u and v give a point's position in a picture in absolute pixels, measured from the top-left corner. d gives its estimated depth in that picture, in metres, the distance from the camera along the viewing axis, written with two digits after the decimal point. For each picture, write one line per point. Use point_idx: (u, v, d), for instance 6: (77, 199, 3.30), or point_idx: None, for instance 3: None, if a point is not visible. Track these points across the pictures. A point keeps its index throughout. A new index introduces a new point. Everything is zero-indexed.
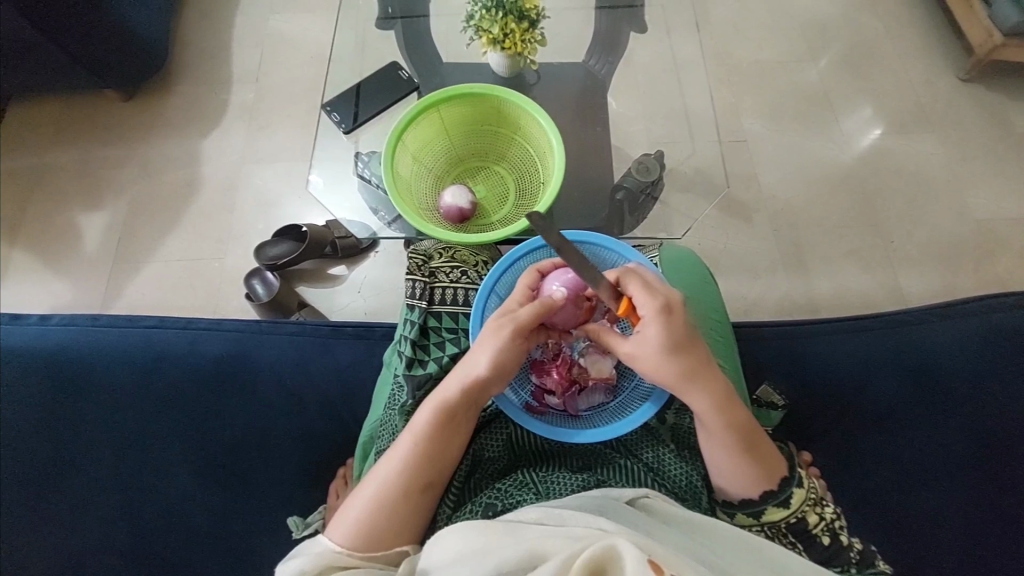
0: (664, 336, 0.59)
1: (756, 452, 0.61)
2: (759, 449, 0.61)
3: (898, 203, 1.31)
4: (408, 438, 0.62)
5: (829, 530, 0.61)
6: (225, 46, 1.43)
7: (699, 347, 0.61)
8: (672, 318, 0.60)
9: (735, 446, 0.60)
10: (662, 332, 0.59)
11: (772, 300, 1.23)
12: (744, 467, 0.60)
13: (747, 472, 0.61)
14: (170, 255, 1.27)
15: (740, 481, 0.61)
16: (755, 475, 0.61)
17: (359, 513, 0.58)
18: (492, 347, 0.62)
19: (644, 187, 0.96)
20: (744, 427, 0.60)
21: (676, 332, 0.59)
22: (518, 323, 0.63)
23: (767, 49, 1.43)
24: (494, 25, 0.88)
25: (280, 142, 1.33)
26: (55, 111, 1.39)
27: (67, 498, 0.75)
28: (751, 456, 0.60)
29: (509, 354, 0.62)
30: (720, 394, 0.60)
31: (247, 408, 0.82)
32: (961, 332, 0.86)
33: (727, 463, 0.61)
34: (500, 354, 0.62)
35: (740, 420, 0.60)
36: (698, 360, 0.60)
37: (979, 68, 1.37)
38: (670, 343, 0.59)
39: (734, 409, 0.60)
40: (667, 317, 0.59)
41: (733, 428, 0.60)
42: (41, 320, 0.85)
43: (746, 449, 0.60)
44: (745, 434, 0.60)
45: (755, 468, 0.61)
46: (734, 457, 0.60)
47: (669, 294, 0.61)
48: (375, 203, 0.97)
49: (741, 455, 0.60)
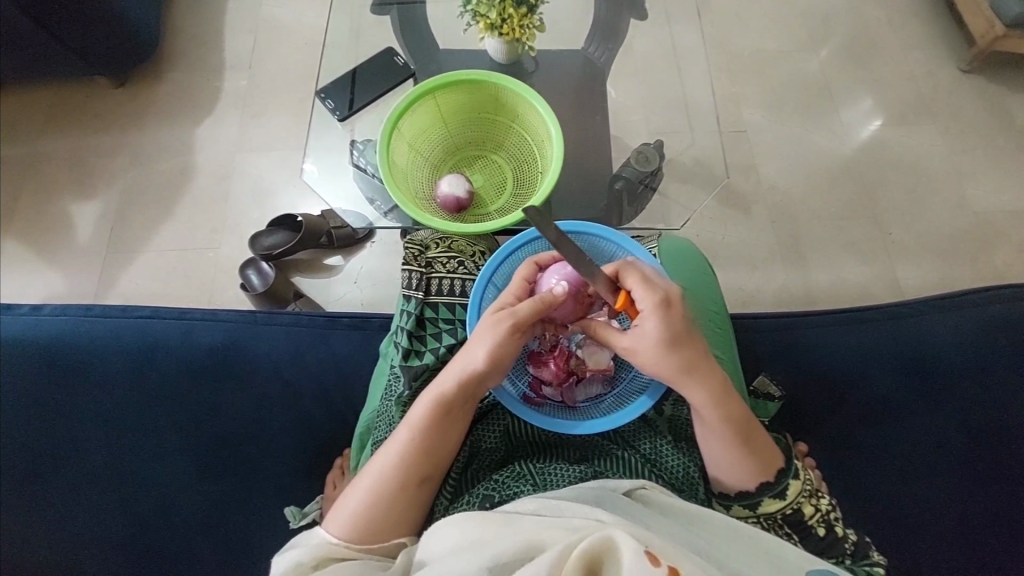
0: (663, 331, 0.58)
1: (753, 445, 0.60)
2: (756, 442, 0.61)
3: (897, 194, 1.30)
4: (403, 432, 0.61)
5: (824, 522, 0.61)
6: (218, 32, 1.41)
7: (698, 340, 0.60)
8: (671, 312, 0.59)
9: (732, 439, 0.60)
10: (661, 327, 0.58)
11: (770, 291, 1.23)
12: (741, 459, 0.60)
13: (744, 465, 0.60)
14: (164, 245, 1.26)
15: (737, 475, 0.61)
16: (752, 467, 0.60)
17: (356, 506, 0.58)
18: (489, 341, 0.61)
19: (644, 177, 0.95)
20: (741, 421, 0.60)
21: (675, 327, 0.59)
22: (517, 319, 0.61)
23: (767, 38, 1.41)
24: (492, 10, 0.87)
25: (275, 131, 1.32)
26: (46, 98, 1.37)
27: (63, 488, 0.75)
28: (748, 449, 0.60)
29: (507, 347, 0.61)
30: (718, 388, 0.59)
31: (243, 399, 0.81)
32: (959, 325, 0.86)
33: (725, 456, 0.61)
34: (497, 349, 0.61)
35: (738, 414, 0.60)
36: (696, 354, 0.59)
37: (981, 58, 1.36)
38: (669, 337, 0.58)
39: (732, 403, 0.60)
40: (666, 311, 0.59)
41: (731, 422, 0.59)
42: (33, 310, 0.83)
43: (744, 442, 0.60)
44: (742, 427, 0.60)
45: (752, 460, 0.60)
46: (731, 451, 0.60)
47: (668, 288, 0.60)
48: (371, 192, 0.96)
49: (739, 448, 0.60)
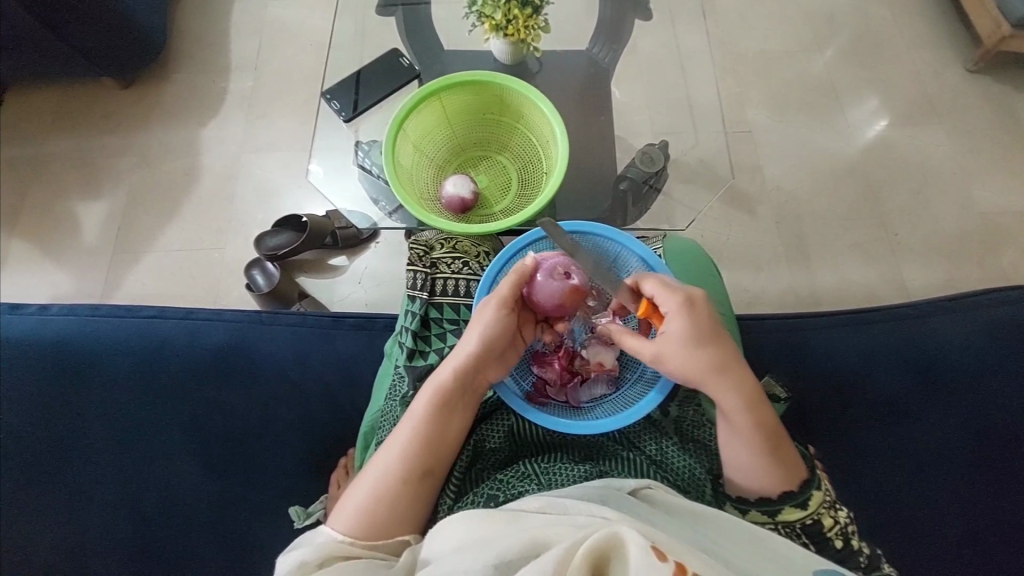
0: (688, 331, 0.59)
1: (779, 453, 0.60)
2: (782, 451, 0.60)
3: (903, 195, 1.30)
4: (408, 423, 0.63)
5: (843, 534, 0.60)
6: (223, 33, 1.41)
7: (726, 342, 0.61)
8: (697, 312, 0.60)
9: (758, 444, 0.59)
10: (688, 326, 0.59)
11: (774, 293, 1.22)
12: (767, 466, 0.60)
13: (769, 472, 0.60)
14: (170, 245, 1.26)
15: (759, 480, 0.61)
16: (776, 477, 0.60)
17: (360, 500, 0.59)
18: (479, 327, 0.64)
19: (648, 177, 0.95)
20: (768, 427, 0.60)
21: (703, 326, 0.60)
22: (502, 298, 0.65)
23: (771, 39, 1.41)
24: (497, 10, 0.87)
25: (281, 131, 1.32)
26: (51, 99, 1.37)
27: (69, 487, 0.75)
28: (774, 456, 0.60)
29: (499, 329, 0.64)
30: (747, 390, 0.60)
31: (249, 400, 0.82)
32: (966, 327, 0.85)
33: (752, 463, 0.60)
34: (489, 333, 0.64)
35: (766, 418, 0.60)
36: (724, 354, 0.60)
37: (987, 58, 1.36)
38: (696, 335, 0.59)
39: (761, 407, 0.60)
40: (690, 310, 0.60)
41: (759, 426, 0.59)
42: (39, 310, 0.83)
43: (771, 447, 0.60)
44: (770, 434, 0.60)
45: (778, 468, 0.60)
46: (757, 456, 0.60)
47: (691, 290, 0.62)
48: (375, 193, 0.96)
49: (766, 454, 0.60)
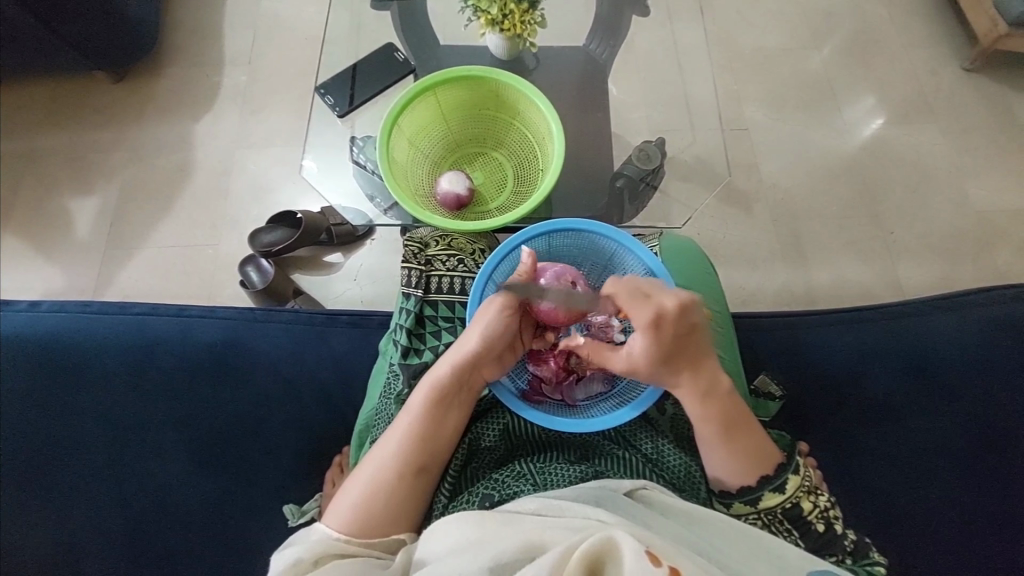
0: (648, 350, 0.58)
1: (743, 444, 0.60)
2: (748, 439, 0.60)
3: (899, 194, 1.30)
4: (405, 419, 0.62)
5: (824, 518, 0.60)
6: (217, 27, 1.40)
7: (692, 347, 0.59)
8: (662, 330, 0.57)
9: (721, 436, 0.60)
10: (648, 345, 0.58)
11: (770, 291, 1.22)
12: (731, 455, 0.60)
13: (732, 463, 0.60)
14: (163, 242, 1.25)
15: (724, 469, 0.61)
16: (738, 464, 0.60)
17: (356, 498, 0.58)
18: (482, 328, 0.64)
19: (644, 176, 0.95)
20: (731, 419, 0.60)
21: (665, 344, 0.58)
22: (507, 300, 0.64)
23: (769, 36, 1.40)
24: (493, 6, 0.86)
25: (275, 126, 1.31)
26: (42, 92, 1.36)
27: (60, 484, 0.74)
28: (734, 446, 0.60)
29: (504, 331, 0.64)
30: (709, 388, 0.60)
31: (241, 397, 0.81)
32: (961, 327, 0.85)
33: (710, 452, 0.61)
34: (493, 330, 0.64)
35: (727, 412, 0.60)
36: (684, 364, 0.59)
37: (983, 57, 1.36)
38: (657, 354, 0.58)
39: (721, 404, 0.60)
40: (655, 330, 0.57)
41: (720, 420, 0.60)
42: (31, 306, 0.82)
43: (731, 440, 0.60)
44: (730, 425, 0.60)
45: (742, 456, 0.60)
46: (720, 449, 0.60)
47: (661, 305, 0.58)
48: (371, 190, 0.95)
49: (724, 447, 0.60)
